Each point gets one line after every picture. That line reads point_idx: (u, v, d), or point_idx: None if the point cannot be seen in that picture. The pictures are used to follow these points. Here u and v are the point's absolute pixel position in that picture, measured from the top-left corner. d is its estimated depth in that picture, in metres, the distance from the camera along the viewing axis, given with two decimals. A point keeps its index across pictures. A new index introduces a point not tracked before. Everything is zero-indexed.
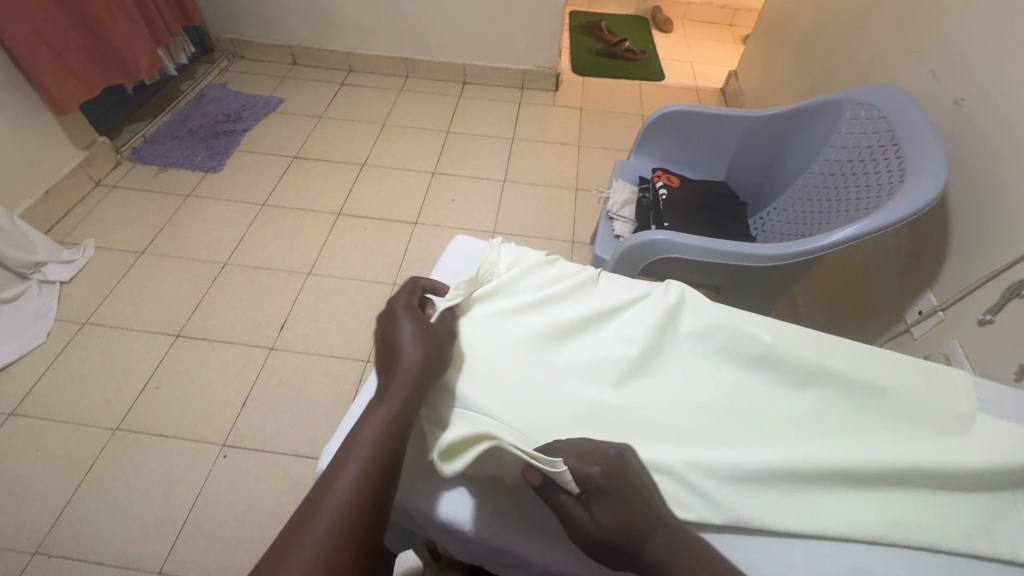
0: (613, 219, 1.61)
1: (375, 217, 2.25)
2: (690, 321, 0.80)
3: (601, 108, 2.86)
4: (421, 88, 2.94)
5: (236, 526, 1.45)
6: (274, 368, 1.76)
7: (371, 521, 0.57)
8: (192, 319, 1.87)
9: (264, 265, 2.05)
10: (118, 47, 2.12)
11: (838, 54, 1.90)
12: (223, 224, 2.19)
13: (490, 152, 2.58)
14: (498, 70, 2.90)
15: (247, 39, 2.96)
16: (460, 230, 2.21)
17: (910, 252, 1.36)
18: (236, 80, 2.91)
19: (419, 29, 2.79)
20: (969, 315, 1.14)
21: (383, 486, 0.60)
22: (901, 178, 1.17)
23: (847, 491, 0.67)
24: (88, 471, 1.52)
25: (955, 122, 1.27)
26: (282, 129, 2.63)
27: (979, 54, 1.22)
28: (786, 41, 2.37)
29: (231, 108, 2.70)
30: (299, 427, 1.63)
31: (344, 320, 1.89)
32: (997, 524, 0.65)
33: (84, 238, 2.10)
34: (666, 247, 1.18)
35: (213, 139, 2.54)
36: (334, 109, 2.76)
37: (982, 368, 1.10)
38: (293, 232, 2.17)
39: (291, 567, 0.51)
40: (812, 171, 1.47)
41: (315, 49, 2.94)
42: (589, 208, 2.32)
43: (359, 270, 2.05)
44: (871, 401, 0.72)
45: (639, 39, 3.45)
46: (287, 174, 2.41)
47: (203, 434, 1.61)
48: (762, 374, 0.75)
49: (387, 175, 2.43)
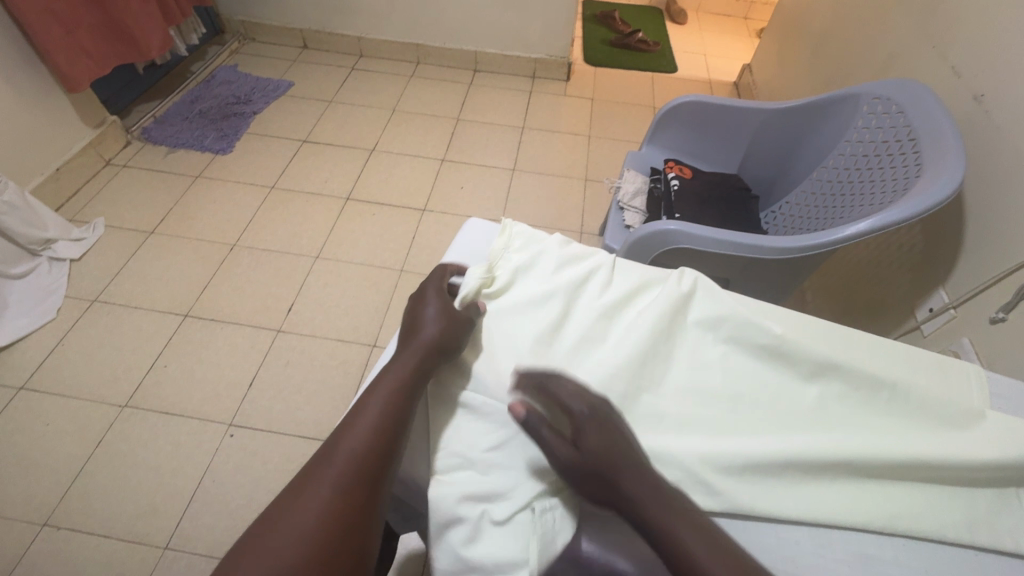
0: (624, 208, 1.63)
1: (383, 203, 2.24)
2: (701, 310, 0.78)
3: (612, 99, 2.83)
4: (432, 74, 2.92)
5: (242, 504, 1.47)
6: (281, 350, 1.77)
7: (373, 477, 0.64)
8: (201, 299, 1.88)
9: (273, 248, 2.06)
10: (130, 26, 2.12)
11: (856, 47, 1.87)
12: (232, 206, 2.19)
13: (500, 140, 2.56)
14: (510, 58, 2.88)
15: (258, 21, 2.94)
16: (468, 218, 2.20)
17: (922, 248, 1.35)
18: (246, 62, 2.90)
19: (432, 15, 2.77)
20: (981, 313, 1.14)
21: (388, 446, 0.67)
22: (915, 176, 1.15)
23: (850, 483, 0.66)
24: (97, 446, 1.54)
25: (974, 118, 1.25)
26: (292, 113, 2.63)
27: (1002, 49, 1.20)
28: (803, 34, 2.33)
29: (242, 90, 2.69)
30: (306, 409, 1.64)
31: (351, 304, 1.90)
32: (1001, 519, 0.64)
33: (94, 216, 2.11)
34: (678, 237, 1.22)
35: (223, 121, 2.54)
36: (344, 94, 2.75)
37: (993, 367, 1.10)
38: (302, 216, 2.18)
39: (303, 503, 0.61)
40: (827, 165, 1.45)
41: (326, 32, 2.93)
42: (598, 198, 2.31)
43: (367, 255, 2.05)
44: (884, 395, 0.70)
45: (653, 30, 3.41)
46: (296, 158, 2.41)
47: (211, 413, 1.62)
48: (770, 365, 0.74)
49: (396, 161, 2.43)
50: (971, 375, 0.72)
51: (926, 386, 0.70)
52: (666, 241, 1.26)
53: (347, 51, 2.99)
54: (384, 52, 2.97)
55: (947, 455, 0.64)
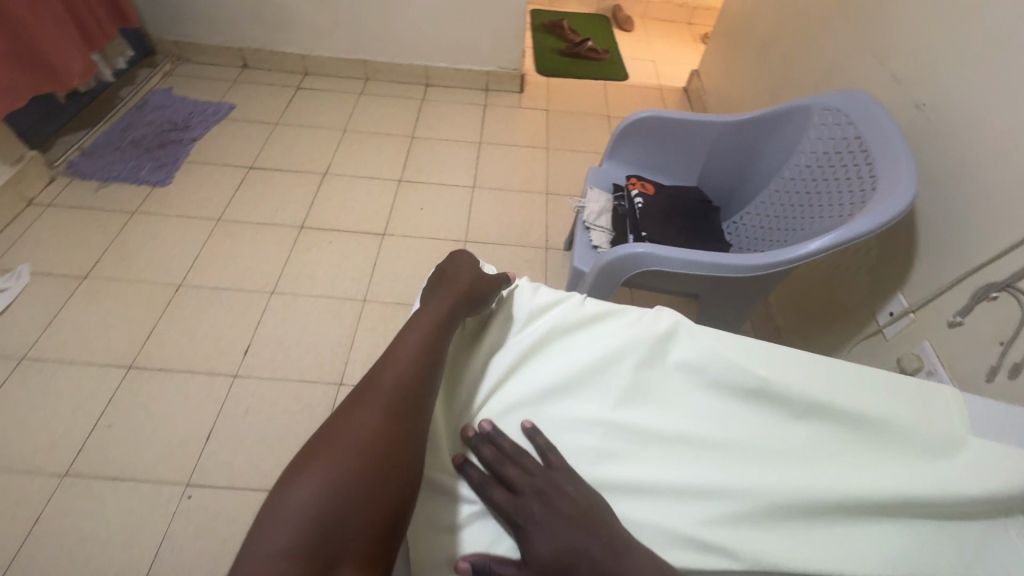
0: (590, 229, 1.56)
1: (340, 229, 2.15)
2: (682, 351, 0.75)
3: (568, 109, 2.83)
4: (382, 91, 2.83)
5: (206, 572, 1.36)
6: (239, 397, 1.66)
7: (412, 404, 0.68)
8: (146, 347, 1.74)
9: (224, 286, 1.93)
10: (46, 52, 1.94)
11: (799, 55, 1.93)
12: (175, 242, 2.05)
13: (458, 157, 2.51)
14: (462, 71, 2.83)
15: (193, 41, 2.78)
16: (431, 240, 2.14)
17: (879, 253, 1.39)
18: (182, 84, 2.73)
19: (378, 30, 2.69)
20: (940, 317, 1.16)
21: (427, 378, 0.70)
22: (872, 188, 1.18)
23: (846, 527, 0.65)
24: (35, 524, 1.39)
25: (917, 126, 1.30)
26: (235, 138, 2.49)
27: (939, 60, 1.25)
28: (746, 42, 2.40)
29: (179, 115, 2.53)
30: (271, 459, 1.54)
31: (313, 341, 1.80)
32: (997, 550, 0.63)
33: (17, 263, 1.92)
34: (648, 260, 1.20)
35: (160, 149, 2.37)
36: (291, 115, 2.63)
37: (955, 370, 1.13)
38: (254, 248, 2.06)
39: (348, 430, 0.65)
40: (783, 175, 1.47)
41: (267, 51, 2.80)
42: (561, 212, 2.29)
43: (326, 286, 1.96)
44: (867, 430, 0.70)
45: (601, 38, 3.44)
46: (244, 186, 2.28)
47: (165, 473, 1.50)
48: (756, 406, 0.72)
49: (352, 184, 2.34)
50: (950, 401, 0.72)
51: (909, 418, 0.70)
52: (637, 263, 1.22)
53: (291, 70, 2.86)
54: (330, 69, 2.86)
55: (935, 491, 0.64)
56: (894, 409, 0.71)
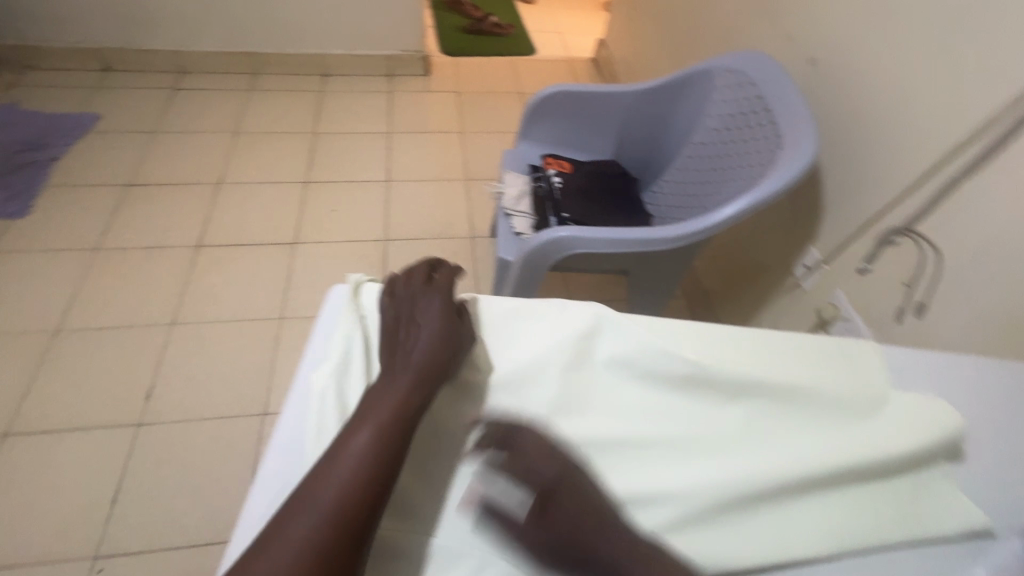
0: (511, 215, 1.46)
1: (244, 243, 1.96)
2: (609, 347, 0.75)
3: (478, 89, 2.71)
4: (274, 81, 2.58)
5: None
6: (147, 447, 1.47)
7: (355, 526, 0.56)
8: (24, 409, 1.50)
9: (112, 324, 1.70)
10: None
11: (697, 17, 1.94)
12: (45, 283, 1.77)
13: (367, 150, 2.34)
14: (361, 57, 2.63)
15: (37, 44, 2.40)
16: (348, 243, 1.99)
17: (788, 211, 1.44)
18: (29, 96, 2.35)
19: (260, 18, 2.44)
20: (850, 264, 1.24)
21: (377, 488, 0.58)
22: (777, 146, 1.21)
23: (803, 502, 0.64)
24: None
25: (812, 81, 1.33)
26: (106, 152, 2.18)
27: (826, 15, 1.28)
28: (648, 6, 2.38)
29: (29, 133, 2.18)
30: (194, 510, 1.39)
31: (228, 371, 1.63)
32: (937, 496, 0.66)
33: None
34: (571, 244, 1.15)
35: (11, 175, 2.04)
36: (171, 121, 2.34)
37: (867, 313, 1.20)
38: (143, 276, 1.82)
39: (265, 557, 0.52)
40: (694, 141, 1.48)
41: (132, 49, 2.47)
42: (483, 199, 2.21)
43: (235, 308, 1.78)
44: (803, 399, 0.70)
45: (505, 11, 3.31)
46: (123, 208, 2.01)
47: (65, 549, 1.30)
48: (691, 393, 0.71)
49: (252, 192, 2.12)
50: (867, 358, 0.76)
51: (836, 381, 0.72)
52: (561, 250, 1.17)
53: (162, 68, 2.54)
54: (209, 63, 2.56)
55: (878, 449, 0.65)
56: (823, 376, 0.73)
